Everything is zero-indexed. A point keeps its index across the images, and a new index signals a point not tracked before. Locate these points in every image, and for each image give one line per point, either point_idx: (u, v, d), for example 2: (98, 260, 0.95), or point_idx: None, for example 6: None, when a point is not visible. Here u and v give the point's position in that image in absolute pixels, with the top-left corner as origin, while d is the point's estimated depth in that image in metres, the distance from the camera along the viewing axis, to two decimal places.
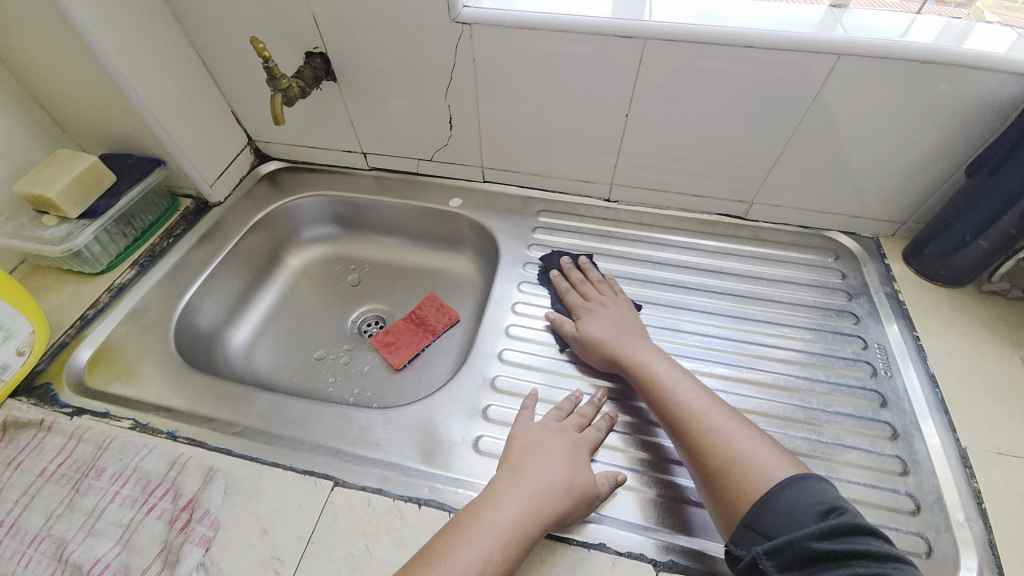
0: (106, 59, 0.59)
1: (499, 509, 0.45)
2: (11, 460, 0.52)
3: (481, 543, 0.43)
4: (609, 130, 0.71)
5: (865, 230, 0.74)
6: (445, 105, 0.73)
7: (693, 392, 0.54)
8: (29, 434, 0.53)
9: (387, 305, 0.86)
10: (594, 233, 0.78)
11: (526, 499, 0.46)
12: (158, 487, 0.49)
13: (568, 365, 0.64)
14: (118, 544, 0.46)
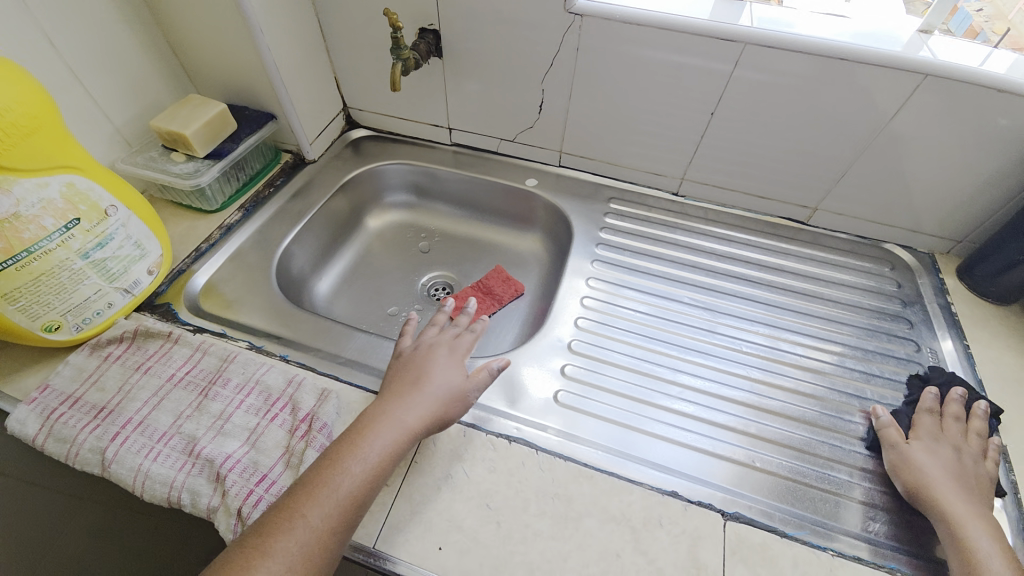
0: (250, 16, 0.65)
1: (394, 404, 0.49)
2: (140, 364, 0.56)
3: (382, 437, 0.46)
4: (691, 128, 0.76)
5: (921, 245, 0.78)
6: (539, 90, 0.78)
7: (939, 467, 0.51)
8: (157, 343, 0.58)
9: (455, 273, 0.91)
10: (662, 224, 0.83)
11: (413, 397, 0.50)
12: (278, 400, 0.54)
13: (638, 338, 0.69)
14: (246, 444, 0.50)
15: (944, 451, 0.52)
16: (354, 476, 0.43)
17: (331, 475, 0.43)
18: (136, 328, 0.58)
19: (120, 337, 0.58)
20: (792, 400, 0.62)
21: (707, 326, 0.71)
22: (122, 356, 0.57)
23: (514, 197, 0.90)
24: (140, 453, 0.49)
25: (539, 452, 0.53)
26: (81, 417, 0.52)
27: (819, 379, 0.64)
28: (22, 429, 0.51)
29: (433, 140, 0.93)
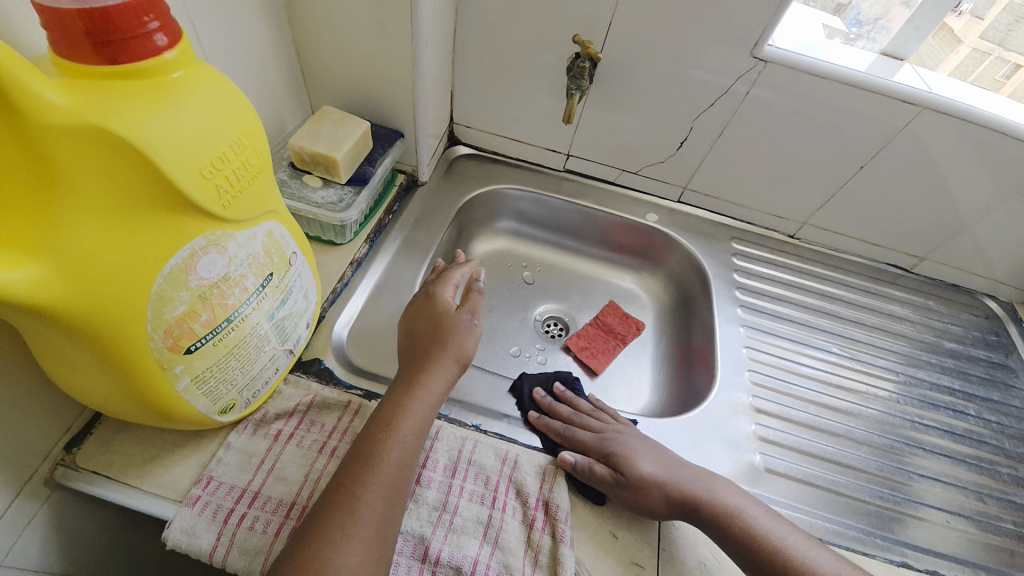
0: (420, 24, 0.56)
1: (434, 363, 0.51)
2: (321, 443, 0.47)
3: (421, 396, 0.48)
4: (829, 177, 0.76)
5: (1007, 296, 0.85)
6: (685, 127, 0.75)
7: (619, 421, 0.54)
8: (335, 416, 0.49)
9: (567, 307, 0.86)
10: (787, 267, 0.84)
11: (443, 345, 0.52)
12: (499, 483, 0.47)
13: (805, 393, 0.70)
14: (487, 543, 0.44)
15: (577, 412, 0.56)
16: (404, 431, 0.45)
17: (386, 440, 0.43)
18: (310, 399, 0.49)
19: (289, 411, 0.48)
20: (951, 454, 0.67)
21: (855, 377, 0.73)
22: (296, 434, 0.47)
23: (631, 230, 0.86)
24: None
25: None
26: (270, 518, 0.42)
27: (967, 431, 0.70)
28: (193, 541, 0.40)
29: (544, 164, 0.87)
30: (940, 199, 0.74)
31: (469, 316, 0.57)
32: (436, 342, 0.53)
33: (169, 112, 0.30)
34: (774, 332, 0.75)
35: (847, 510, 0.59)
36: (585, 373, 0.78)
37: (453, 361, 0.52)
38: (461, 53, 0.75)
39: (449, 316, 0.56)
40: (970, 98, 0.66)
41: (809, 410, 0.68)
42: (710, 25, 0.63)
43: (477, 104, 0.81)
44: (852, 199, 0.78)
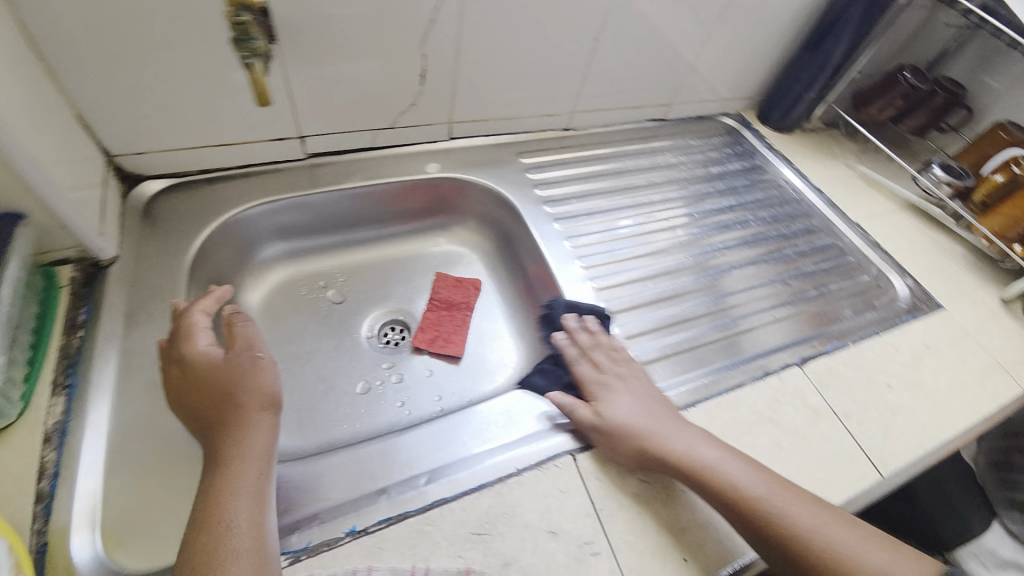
0: None
1: (251, 423, 0.42)
2: None
3: (250, 468, 0.39)
4: (576, 59, 0.74)
5: (734, 108, 0.98)
6: (415, 58, 0.63)
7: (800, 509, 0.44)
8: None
9: (396, 304, 0.75)
10: (574, 161, 0.83)
11: (242, 402, 0.42)
12: None
13: (638, 272, 0.71)
14: None
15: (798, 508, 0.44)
16: (247, 499, 0.38)
17: (220, 537, 0.35)
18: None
19: None
20: (752, 260, 0.77)
21: (668, 236, 0.77)
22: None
23: (419, 191, 0.75)
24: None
25: (677, 416, 0.54)
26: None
27: (756, 234, 0.81)
28: None
29: (279, 161, 0.68)
30: (668, 43, 0.78)
31: (251, 350, 0.46)
32: (235, 404, 0.42)
33: None
34: (590, 231, 0.74)
35: (689, 344, 0.64)
36: (448, 363, 0.69)
37: (273, 409, 0.44)
38: (52, 56, 0.48)
39: (224, 365, 0.44)
40: None
41: (653, 287, 0.70)
42: None
43: (133, 120, 0.56)
44: (598, 73, 0.78)
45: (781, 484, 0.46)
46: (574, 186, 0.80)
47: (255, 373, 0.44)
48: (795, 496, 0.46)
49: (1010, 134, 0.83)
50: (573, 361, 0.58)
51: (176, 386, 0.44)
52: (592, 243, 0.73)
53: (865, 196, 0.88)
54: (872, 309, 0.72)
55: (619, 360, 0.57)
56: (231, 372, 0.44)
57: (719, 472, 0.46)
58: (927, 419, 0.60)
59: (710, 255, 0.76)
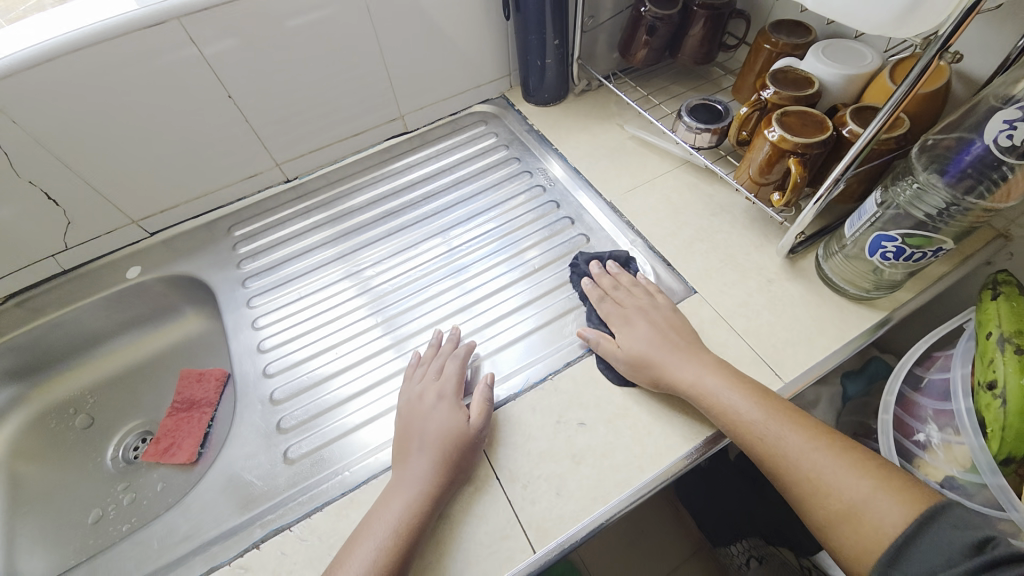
0: None
1: (416, 457, 0.49)
2: None
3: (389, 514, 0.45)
4: (229, 120, 0.69)
5: (492, 93, 0.87)
6: (26, 185, 0.62)
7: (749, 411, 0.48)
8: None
9: (144, 416, 0.74)
10: (293, 216, 0.77)
11: (431, 450, 0.49)
12: None
13: (331, 338, 0.65)
14: None
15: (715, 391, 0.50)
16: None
17: None
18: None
19: None
20: (476, 284, 0.68)
21: (380, 282, 0.70)
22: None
23: (130, 298, 0.73)
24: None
25: (293, 527, 0.48)
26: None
27: (490, 248, 0.72)
28: None
29: None
30: (329, 66, 0.70)
31: (466, 412, 0.52)
32: (420, 445, 0.50)
33: None
34: (291, 301, 0.69)
35: (356, 420, 0.57)
36: (182, 469, 0.68)
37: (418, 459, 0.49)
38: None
39: (455, 417, 0.52)
40: None
41: (343, 352, 0.63)
42: None
43: None
44: (270, 121, 0.72)
45: (675, 348, 0.53)
46: (285, 248, 0.74)
47: (466, 429, 0.51)
48: (688, 357, 0.52)
49: (775, 43, 0.65)
50: (599, 300, 0.60)
51: (411, 419, 0.52)
52: (287, 315, 0.68)
53: (633, 160, 0.75)
54: (600, 316, 0.61)
55: (639, 293, 0.59)
56: (458, 424, 0.51)
57: (659, 360, 0.52)
58: (621, 455, 0.50)
59: (431, 290, 0.68)
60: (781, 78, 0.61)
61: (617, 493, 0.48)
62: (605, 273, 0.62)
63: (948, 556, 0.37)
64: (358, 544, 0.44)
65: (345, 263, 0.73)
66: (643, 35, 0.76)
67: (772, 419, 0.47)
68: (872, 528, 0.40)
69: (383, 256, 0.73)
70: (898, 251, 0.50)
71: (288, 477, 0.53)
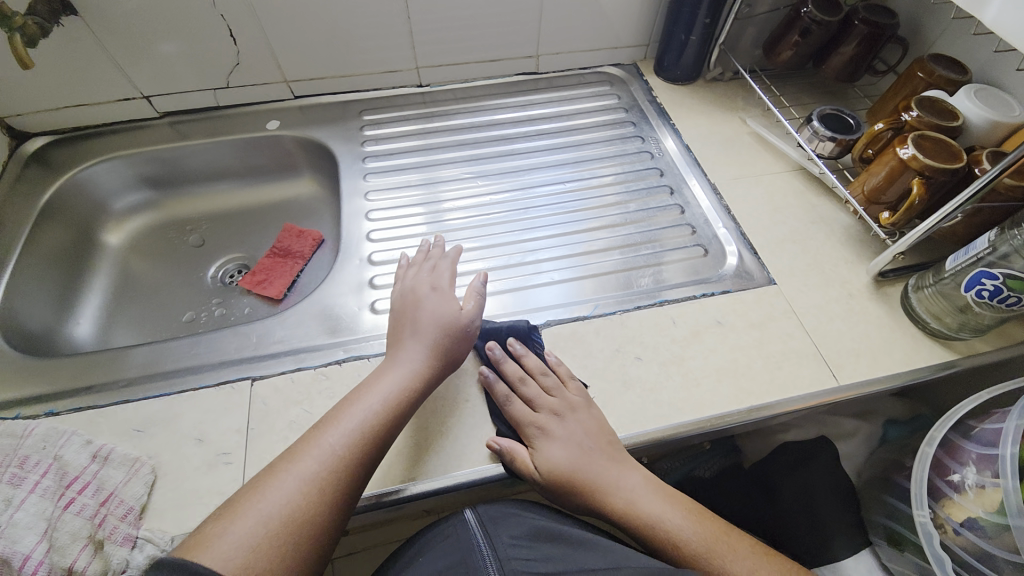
0: None
1: (411, 347, 0.53)
2: None
3: (391, 382, 0.50)
4: (394, 12, 0.74)
5: (626, 58, 0.90)
6: (218, 19, 0.70)
7: (560, 452, 0.50)
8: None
9: (243, 252, 0.84)
10: (418, 117, 0.83)
11: (427, 337, 0.54)
12: (77, 479, 0.45)
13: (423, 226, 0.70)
14: (39, 542, 0.42)
15: (557, 445, 0.50)
16: (354, 428, 0.46)
17: (318, 433, 0.45)
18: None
19: None
20: (564, 220, 0.72)
21: (468, 196, 0.74)
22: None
23: (263, 147, 0.82)
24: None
25: (371, 358, 0.55)
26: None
27: (589, 193, 0.74)
28: None
29: (136, 119, 0.80)
30: None
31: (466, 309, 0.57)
32: (407, 330, 0.54)
33: None
34: (396, 186, 0.75)
35: None
36: (267, 304, 0.77)
37: (412, 344, 0.53)
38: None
39: (444, 312, 0.56)
40: None
41: (436, 240, 0.69)
42: None
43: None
44: (425, 24, 0.77)
45: (604, 458, 0.49)
46: (402, 142, 0.81)
47: (455, 325, 0.55)
48: (623, 470, 0.50)
49: (930, 73, 0.65)
50: (504, 403, 0.52)
51: (404, 308, 0.57)
52: (366, 201, 0.73)
53: (746, 152, 0.77)
54: (679, 279, 0.64)
55: (570, 399, 0.52)
56: (455, 318, 0.56)
57: (575, 476, 0.49)
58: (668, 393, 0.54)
59: (504, 215, 0.72)
60: (927, 104, 0.61)
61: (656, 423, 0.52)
62: (507, 359, 0.54)
63: None
64: (313, 438, 0.45)
65: (435, 171, 0.77)
66: (794, 36, 0.77)
67: (588, 465, 0.49)
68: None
69: (458, 174, 0.77)
70: (994, 291, 0.51)
71: (374, 322, 0.60)
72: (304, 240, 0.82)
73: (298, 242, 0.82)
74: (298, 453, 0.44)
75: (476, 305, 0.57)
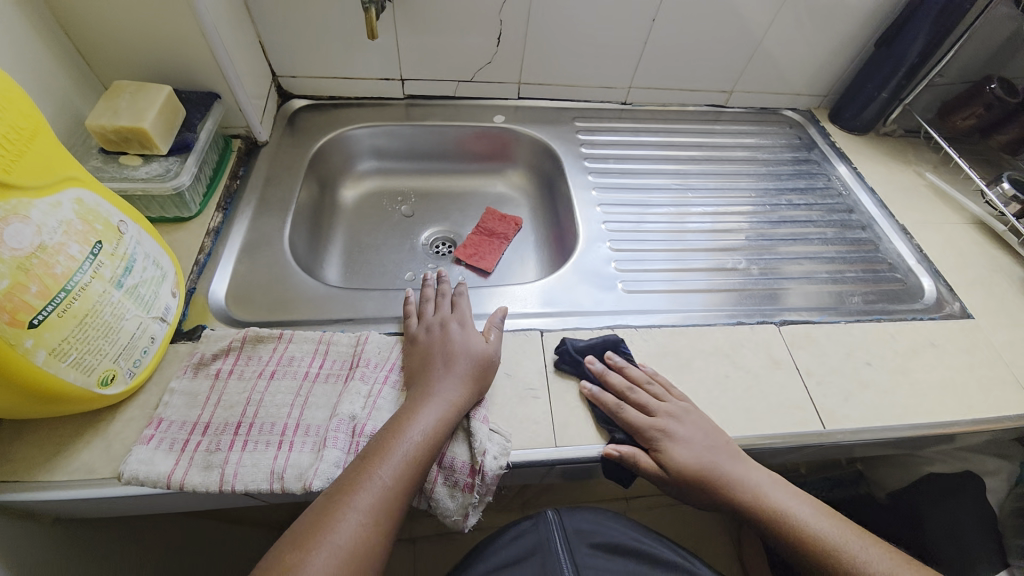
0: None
1: (446, 381, 0.52)
2: (216, 371, 0.52)
3: (434, 410, 0.49)
4: (635, 37, 0.84)
5: (803, 105, 1.00)
6: (494, 23, 0.80)
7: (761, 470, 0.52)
8: (270, 346, 0.54)
9: (449, 226, 0.92)
10: (625, 131, 0.93)
11: (462, 372, 0.52)
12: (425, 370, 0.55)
13: (644, 225, 0.80)
14: None
15: (689, 415, 0.53)
16: (411, 444, 0.47)
17: (381, 451, 0.46)
18: (242, 336, 0.54)
19: (224, 350, 0.53)
20: (767, 237, 0.80)
21: (675, 202, 0.84)
22: (235, 369, 0.52)
23: (485, 137, 0.91)
24: (312, 450, 0.48)
25: (638, 328, 0.62)
26: (221, 441, 0.48)
27: (784, 217, 0.84)
28: (152, 468, 0.45)
29: (381, 97, 0.89)
30: (725, 29, 0.84)
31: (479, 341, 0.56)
32: (439, 360, 0.53)
33: None
34: (615, 189, 0.85)
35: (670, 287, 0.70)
36: (478, 275, 0.85)
37: (449, 372, 0.52)
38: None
39: (438, 346, 0.55)
40: None
41: (660, 239, 0.78)
42: None
43: (291, 51, 0.80)
44: (656, 52, 0.87)
45: (729, 455, 0.52)
46: (612, 151, 0.90)
47: (453, 357, 0.53)
48: (749, 466, 0.52)
49: None
50: (614, 406, 0.53)
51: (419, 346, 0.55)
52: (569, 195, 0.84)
53: (924, 201, 0.86)
54: (884, 300, 0.72)
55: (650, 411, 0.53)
56: (455, 352, 0.54)
57: (705, 472, 0.50)
58: (900, 398, 0.61)
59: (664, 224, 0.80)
60: None
61: (896, 422, 0.58)
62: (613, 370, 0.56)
63: None
64: (388, 440, 0.47)
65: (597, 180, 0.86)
66: (977, 108, 0.85)
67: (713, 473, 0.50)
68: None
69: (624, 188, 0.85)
70: None
71: (625, 300, 0.67)
72: (505, 225, 0.90)
73: (499, 225, 0.90)
74: (375, 462, 0.45)
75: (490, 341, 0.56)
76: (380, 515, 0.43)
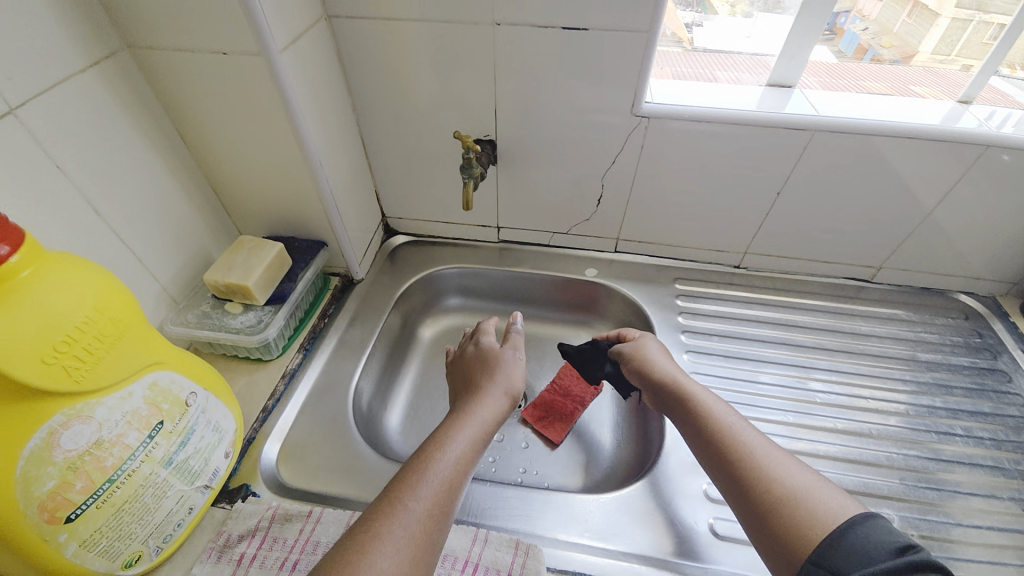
0: (318, 166, 0.62)
1: (483, 408, 0.58)
2: (239, 556, 0.49)
3: (466, 437, 0.53)
4: (756, 208, 0.75)
5: (983, 290, 0.80)
6: (597, 185, 0.76)
7: (724, 411, 0.54)
8: (297, 527, 0.51)
9: (524, 376, 0.86)
10: (737, 300, 0.82)
11: (490, 395, 0.60)
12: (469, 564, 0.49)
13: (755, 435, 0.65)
14: None
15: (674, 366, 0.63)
16: (444, 460, 0.49)
17: (411, 479, 0.47)
18: (272, 514, 0.52)
19: (253, 530, 0.51)
20: (935, 483, 0.62)
21: (801, 403, 0.69)
22: (258, 555, 0.49)
23: (575, 289, 0.87)
24: None
25: None
26: None
27: (959, 451, 0.65)
28: None
29: (477, 239, 0.91)
30: (872, 206, 0.72)
31: (507, 367, 0.65)
32: (477, 394, 0.60)
33: (28, 321, 0.34)
34: (717, 376, 0.72)
35: None
36: (544, 444, 0.75)
37: (498, 399, 0.60)
38: (373, 148, 0.78)
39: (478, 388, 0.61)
40: (820, 108, 0.66)
41: None
42: (582, 107, 0.67)
43: (402, 197, 0.85)
44: (781, 222, 0.77)
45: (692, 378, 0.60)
46: (719, 325, 0.79)
47: (487, 405, 0.58)
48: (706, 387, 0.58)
49: None
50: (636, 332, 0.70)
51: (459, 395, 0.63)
52: None
53: None
54: None
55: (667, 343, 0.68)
56: (489, 389, 0.61)
57: (679, 379, 0.59)
58: None
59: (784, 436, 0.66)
60: None
61: None
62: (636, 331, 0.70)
63: (875, 553, 0.38)
64: (428, 468, 0.48)
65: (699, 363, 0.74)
66: None
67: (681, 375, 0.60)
68: (821, 509, 0.42)
69: (721, 377, 0.72)
70: None
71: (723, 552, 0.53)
72: (583, 386, 0.81)
73: (576, 384, 0.82)
74: (409, 486, 0.46)
75: (518, 367, 0.65)
76: (423, 552, 0.43)
